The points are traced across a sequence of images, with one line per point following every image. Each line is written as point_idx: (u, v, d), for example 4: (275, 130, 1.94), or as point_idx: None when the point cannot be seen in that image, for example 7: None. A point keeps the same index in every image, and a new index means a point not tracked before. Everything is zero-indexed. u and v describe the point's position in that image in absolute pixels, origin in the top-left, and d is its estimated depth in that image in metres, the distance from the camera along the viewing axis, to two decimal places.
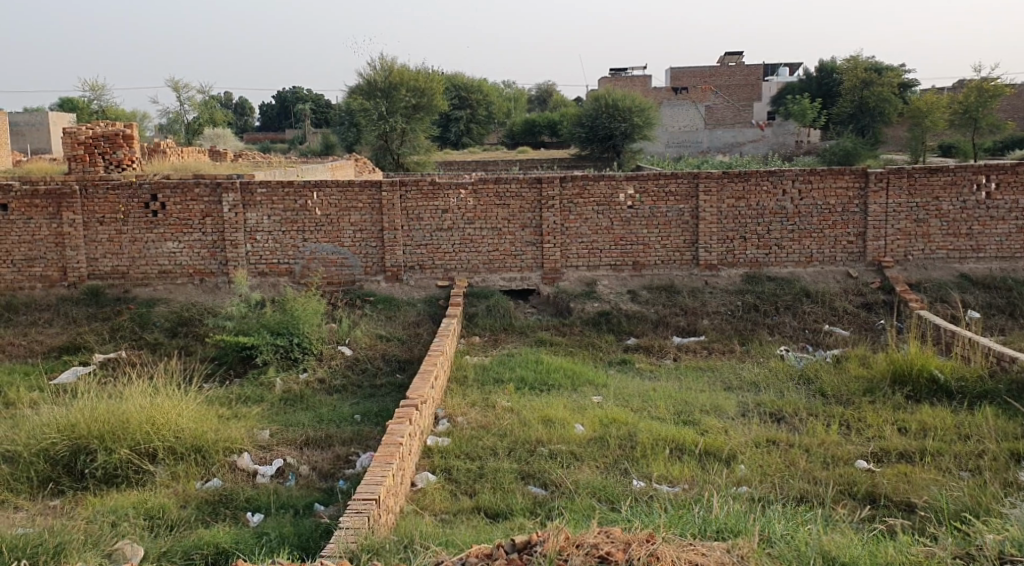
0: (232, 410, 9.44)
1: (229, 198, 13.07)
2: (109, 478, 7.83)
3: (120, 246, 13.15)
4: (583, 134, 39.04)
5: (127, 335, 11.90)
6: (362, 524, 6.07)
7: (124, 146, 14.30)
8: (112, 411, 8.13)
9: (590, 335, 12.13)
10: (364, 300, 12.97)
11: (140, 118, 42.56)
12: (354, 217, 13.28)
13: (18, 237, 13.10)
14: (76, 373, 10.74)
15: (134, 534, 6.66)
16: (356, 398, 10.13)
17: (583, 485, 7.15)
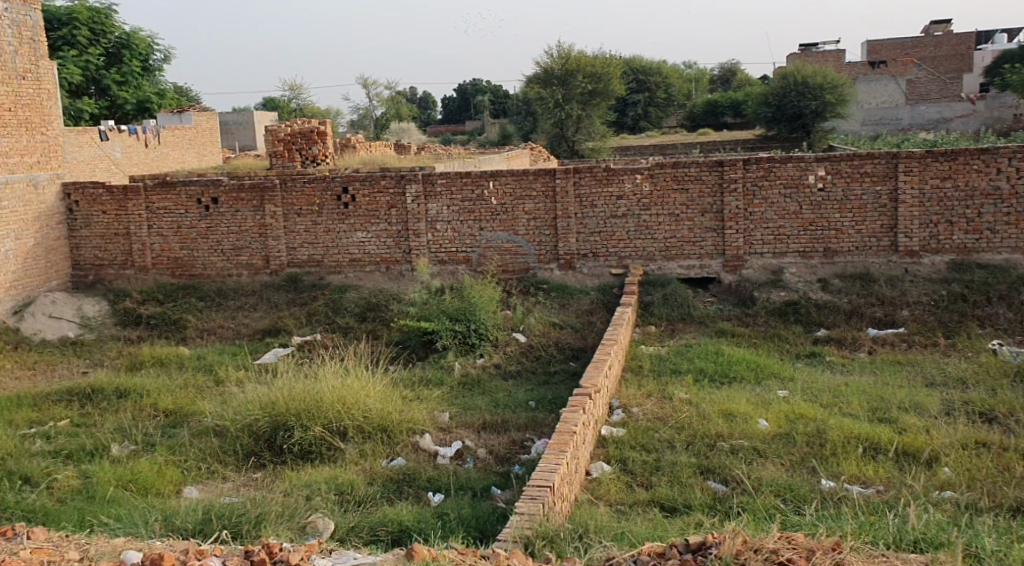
0: (415, 392, 9.76)
1: (412, 189, 13.50)
2: (305, 453, 8.29)
3: (315, 236, 13.95)
4: (770, 113, 37.86)
5: (322, 319, 12.61)
6: (538, 510, 6.04)
7: (318, 141, 15.11)
8: (308, 392, 8.64)
9: (776, 326, 11.56)
10: (538, 288, 13.06)
11: (334, 114, 45.04)
12: (529, 206, 13.36)
13: (227, 228, 14.19)
14: (277, 354, 11.53)
15: (325, 508, 6.99)
16: (532, 385, 10.19)
17: (765, 483, 6.82)
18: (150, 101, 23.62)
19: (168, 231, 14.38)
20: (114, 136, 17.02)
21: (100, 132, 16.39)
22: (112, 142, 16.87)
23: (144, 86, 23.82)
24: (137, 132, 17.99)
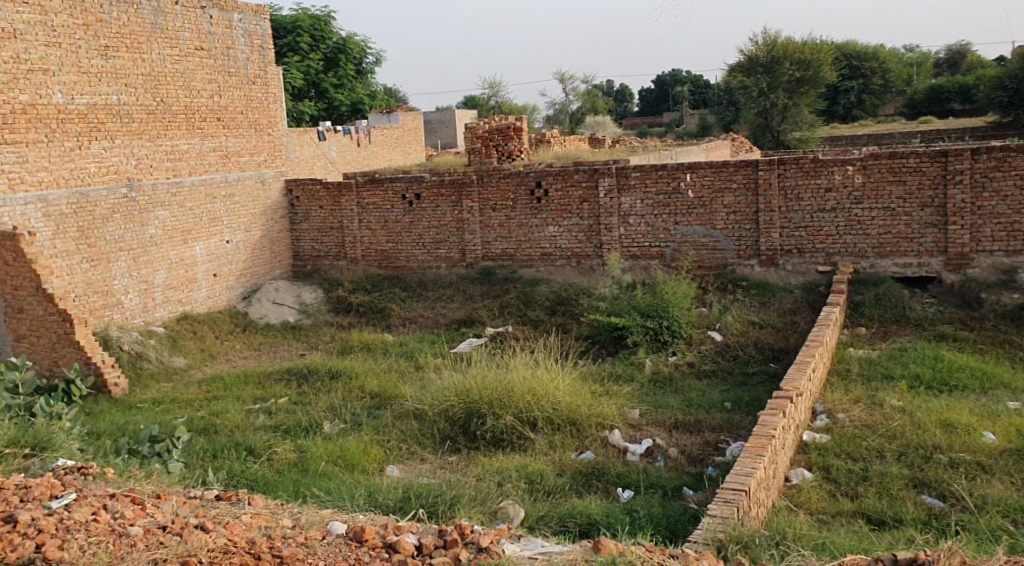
0: (605, 387, 9.71)
1: (606, 182, 13.45)
2: (496, 441, 8.47)
3: (509, 230, 14.23)
4: (1004, 97, 34.50)
5: (516, 311, 12.86)
6: (731, 513, 5.80)
7: (515, 137, 15.33)
8: (499, 381, 8.85)
9: (1007, 331, 10.50)
10: (736, 285, 12.62)
11: (532, 110, 45.72)
12: (728, 199, 12.91)
13: (428, 221, 14.79)
14: (472, 344, 11.90)
15: (516, 496, 7.09)
16: (727, 385, 9.86)
17: (990, 503, 6.20)
18: (362, 102, 25.01)
19: (375, 224, 15.19)
20: (330, 136, 18.18)
21: (318, 132, 17.57)
22: (328, 142, 18.03)
23: (357, 88, 25.20)
24: (350, 132, 19.09)
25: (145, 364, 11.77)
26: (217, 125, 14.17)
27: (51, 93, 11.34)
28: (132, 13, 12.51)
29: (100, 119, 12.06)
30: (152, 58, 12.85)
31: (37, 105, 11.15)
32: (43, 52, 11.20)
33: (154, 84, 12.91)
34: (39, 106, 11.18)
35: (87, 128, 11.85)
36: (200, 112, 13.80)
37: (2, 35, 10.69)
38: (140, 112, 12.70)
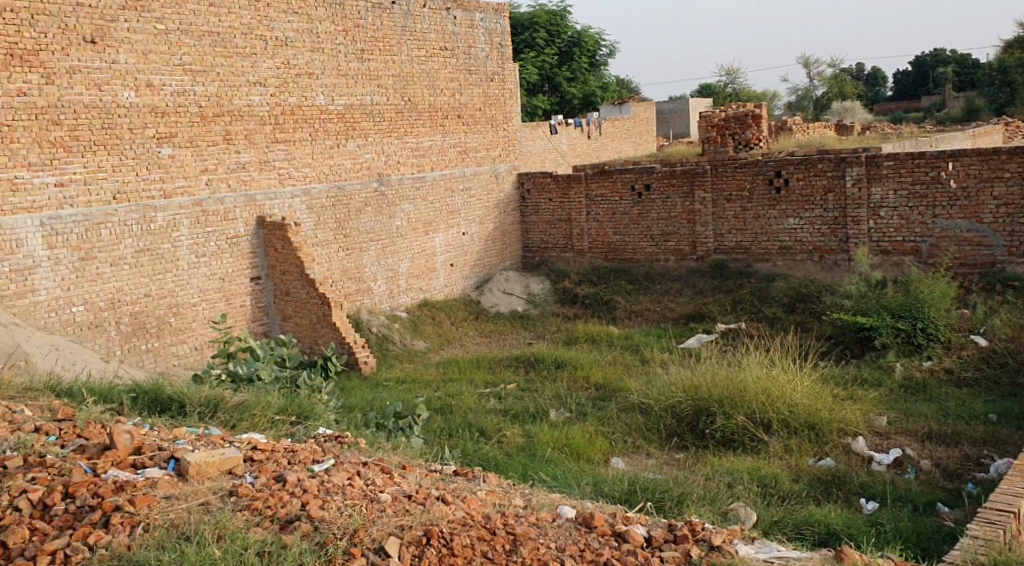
0: (848, 391, 9.15)
1: (853, 171, 12.66)
2: (727, 441, 8.26)
3: (745, 222, 13.83)
4: None
5: (749, 308, 12.45)
6: (995, 535, 5.24)
7: (753, 125, 14.74)
8: (730, 379, 8.62)
9: None
10: (1005, 286, 11.41)
11: (773, 97, 43.71)
12: (998, 189, 11.68)
13: (658, 214, 14.64)
14: (701, 340, 11.67)
15: (748, 498, 6.84)
16: (992, 396, 8.95)
17: None
18: (594, 95, 25.03)
19: (604, 216, 15.24)
20: (563, 129, 18.47)
21: (551, 126, 17.91)
22: (560, 135, 18.34)
23: (589, 81, 25.27)
24: (582, 125, 19.27)
25: (390, 346, 12.61)
26: (458, 121, 14.85)
27: (315, 95, 12.39)
28: (385, 17, 13.37)
29: (356, 118, 13.02)
30: (402, 60, 13.68)
31: (302, 107, 12.24)
32: (309, 57, 12.27)
33: (403, 84, 13.75)
34: (304, 108, 12.27)
35: (344, 127, 12.85)
36: (443, 109, 14.52)
37: (276, 43, 11.83)
38: (390, 110, 13.58)
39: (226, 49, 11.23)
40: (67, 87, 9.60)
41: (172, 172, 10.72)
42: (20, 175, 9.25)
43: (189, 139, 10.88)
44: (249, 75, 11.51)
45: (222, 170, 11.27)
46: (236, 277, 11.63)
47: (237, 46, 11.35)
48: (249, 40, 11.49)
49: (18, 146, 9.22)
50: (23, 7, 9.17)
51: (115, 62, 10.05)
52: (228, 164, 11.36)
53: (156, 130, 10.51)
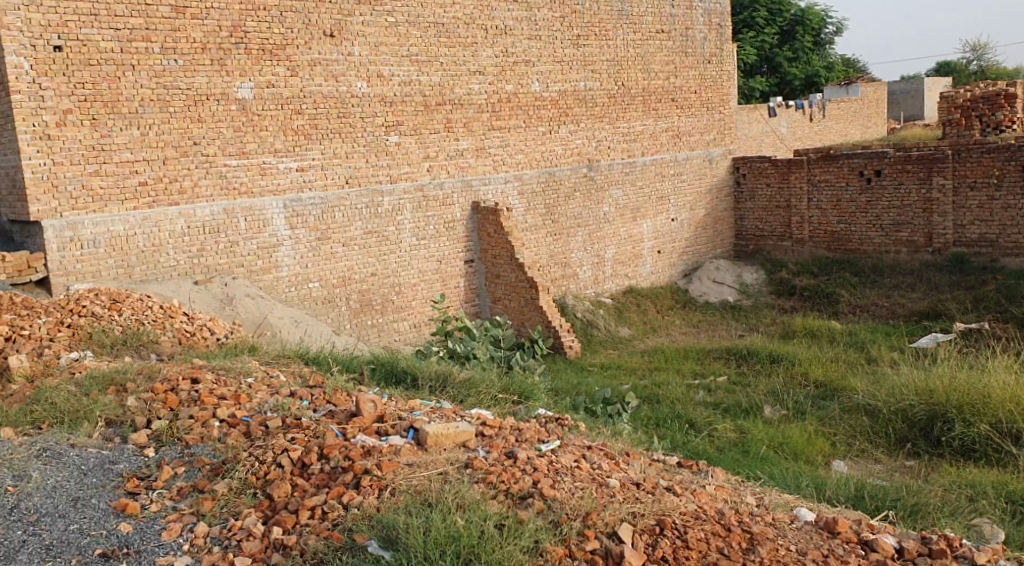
0: None
1: None
2: (966, 451, 7.61)
3: (991, 212, 12.78)
4: None
5: (993, 308, 11.42)
6: None
7: (1005, 106, 13.38)
8: (973, 384, 7.94)
9: None
10: None
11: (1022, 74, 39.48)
12: None
13: (888, 202, 13.73)
14: (937, 339, 10.82)
15: (994, 514, 6.24)
16: None
17: None
18: (818, 76, 23.68)
19: (827, 204, 14.48)
20: (782, 112, 17.66)
21: (770, 109, 17.17)
22: (779, 118, 17.55)
23: (813, 61, 24.01)
24: (804, 107, 18.32)
25: (595, 331, 12.69)
26: (672, 105, 14.57)
27: (530, 83, 12.59)
28: (602, 2, 13.34)
29: (570, 104, 13.10)
30: (617, 44, 13.60)
31: (519, 94, 12.48)
32: (526, 45, 12.48)
33: (618, 69, 13.66)
34: (521, 95, 12.51)
35: (558, 113, 12.97)
36: (657, 94, 14.30)
37: (496, 32, 12.12)
38: (604, 96, 13.54)
39: (450, 39, 11.64)
40: (308, 78, 10.34)
41: (398, 159, 11.29)
42: (268, 160, 10.09)
43: (414, 127, 11.40)
44: (470, 65, 11.88)
45: (442, 157, 11.73)
46: (452, 259, 12.09)
47: (460, 36, 11.73)
48: (471, 29, 11.84)
49: (266, 133, 10.05)
50: (273, 5, 9.96)
51: (351, 55, 10.70)
52: (448, 151, 11.80)
53: (385, 119, 11.10)
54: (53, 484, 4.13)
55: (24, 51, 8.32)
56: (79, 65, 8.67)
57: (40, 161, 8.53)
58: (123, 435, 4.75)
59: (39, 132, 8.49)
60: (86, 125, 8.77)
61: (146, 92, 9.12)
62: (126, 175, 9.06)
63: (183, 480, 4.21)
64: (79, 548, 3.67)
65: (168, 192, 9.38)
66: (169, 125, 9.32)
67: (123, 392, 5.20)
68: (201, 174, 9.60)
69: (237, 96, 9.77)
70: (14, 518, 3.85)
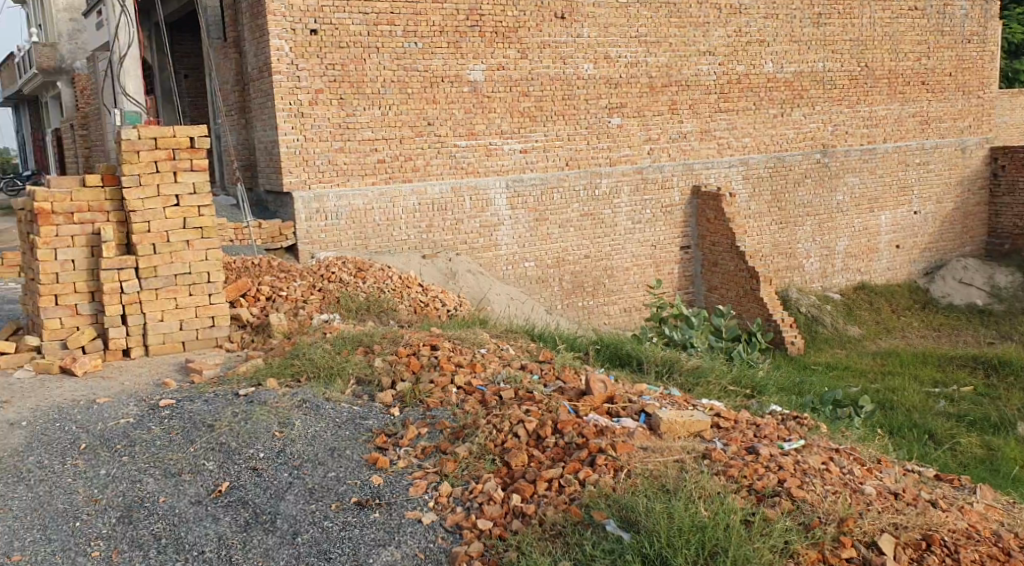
0: None
1: None
2: None
3: None
4: None
5: None
6: None
7: None
8: None
9: None
10: None
11: None
12: None
13: None
14: None
15: None
16: None
17: None
18: None
19: None
20: None
21: None
22: None
23: None
24: None
25: (820, 328, 12.01)
26: (921, 89, 13.42)
27: (764, 64, 12.03)
28: None
29: (805, 86, 12.40)
30: (864, 23, 12.70)
31: (751, 75, 11.96)
32: (762, 24, 11.92)
33: (862, 49, 12.75)
34: (752, 76, 11.98)
35: (792, 95, 12.31)
36: (904, 76, 13.21)
37: (730, 11, 11.66)
38: (844, 78, 12.69)
39: (681, 19, 11.35)
40: (537, 60, 10.46)
41: (619, 141, 11.20)
42: (494, 141, 10.33)
43: (638, 109, 11.24)
44: (701, 45, 11.52)
45: (665, 139, 11.50)
46: (669, 245, 11.87)
47: (693, 15, 11.40)
48: (705, 9, 11.47)
49: (494, 115, 10.29)
50: None
51: (580, 36, 10.70)
52: (672, 133, 11.55)
53: (609, 101, 11.03)
54: (313, 433, 4.44)
55: (285, 35, 9.02)
56: (331, 48, 9.28)
57: (294, 138, 9.23)
58: (370, 393, 5.01)
59: (294, 110, 9.19)
60: (334, 105, 9.37)
61: (388, 73, 9.60)
62: (367, 152, 9.60)
63: (426, 441, 4.36)
64: (337, 494, 3.92)
65: (403, 169, 9.85)
66: (407, 105, 9.77)
67: (369, 352, 5.49)
68: (433, 154, 10.00)
69: (469, 78, 10.06)
70: (281, 461, 4.18)
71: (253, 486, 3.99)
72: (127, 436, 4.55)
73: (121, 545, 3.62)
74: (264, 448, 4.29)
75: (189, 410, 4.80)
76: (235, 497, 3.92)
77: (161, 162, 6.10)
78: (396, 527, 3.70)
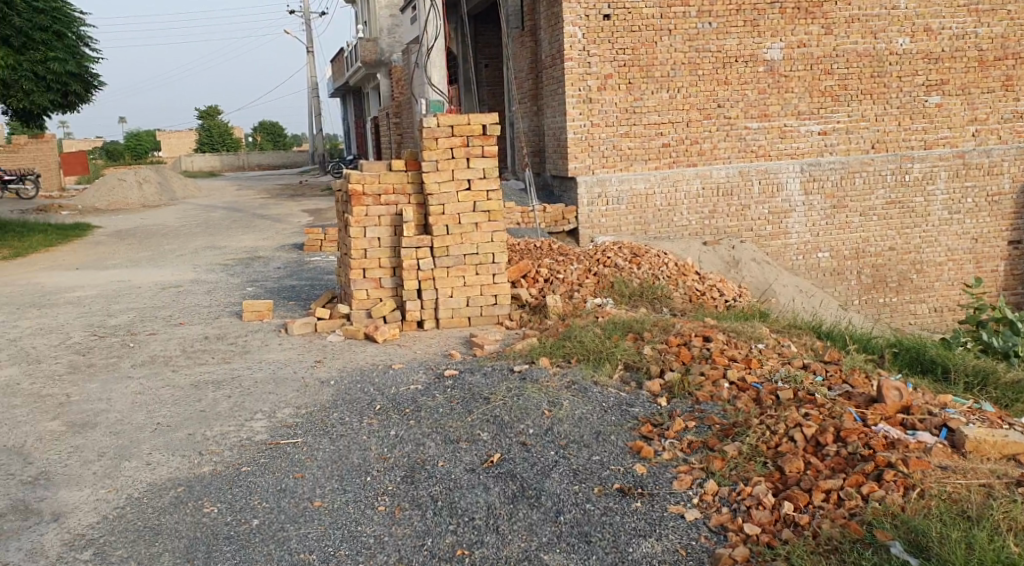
0: None
1: None
2: None
3: None
4: None
5: None
6: None
7: None
8: None
9: None
10: None
11: None
12: None
13: None
14: None
15: None
16: None
17: None
18: None
19: None
20: None
21: None
22: None
23: None
24: None
25: None
26: None
27: None
28: None
29: None
30: None
31: None
32: None
33: None
34: None
35: None
36: None
37: None
38: None
39: None
40: (844, 36, 9.81)
41: (938, 122, 10.14)
42: (790, 122, 9.93)
43: (963, 86, 10.09)
44: None
45: (993, 120, 10.24)
46: (992, 239, 10.54)
47: None
48: None
49: (791, 96, 9.86)
50: None
51: (895, 8, 9.85)
52: (1004, 113, 10.25)
53: (927, 78, 10.04)
54: (580, 415, 4.47)
55: (579, 21, 9.36)
56: (622, 33, 9.47)
57: (581, 123, 9.59)
58: (638, 380, 4.94)
59: (583, 96, 9.54)
60: (622, 89, 9.58)
61: (679, 55, 9.60)
62: (652, 136, 9.74)
63: (693, 435, 4.21)
64: (601, 478, 3.91)
65: (688, 153, 9.85)
66: (697, 87, 9.70)
67: (640, 339, 5.42)
68: (720, 137, 9.87)
69: (765, 57, 9.74)
70: (549, 440, 4.25)
71: (522, 460, 4.10)
72: (414, 401, 4.88)
73: (402, 502, 3.87)
74: (534, 424, 4.40)
75: (469, 382, 5.04)
76: (505, 469, 4.04)
77: (457, 148, 6.45)
78: (658, 519, 3.61)
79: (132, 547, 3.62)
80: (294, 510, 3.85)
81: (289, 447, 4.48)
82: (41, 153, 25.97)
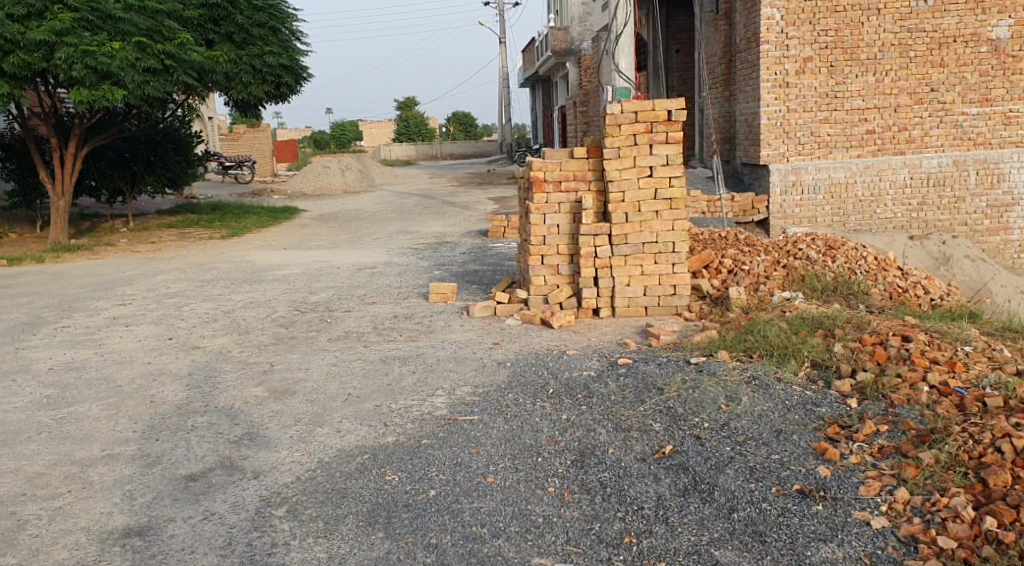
0: None
1: None
2: None
3: None
4: None
5: None
6: None
7: None
8: None
9: None
10: None
11: None
12: None
13: None
14: None
15: None
16: None
17: None
18: None
19: None
20: None
21: None
22: None
23: None
24: None
25: None
26: None
27: None
28: None
29: None
30: None
31: None
32: None
33: None
34: None
35: None
36: None
37: None
38: None
39: None
40: None
41: None
42: (1016, 107, 9.63)
43: None
44: None
45: None
46: None
47: None
48: None
49: (1019, 78, 9.57)
50: None
51: None
52: None
53: None
54: (760, 412, 4.30)
55: (777, 3, 9.47)
56: (824, 14, 9.51)
57: (777, 108, 9.69)
58: (826, 379, 4.69)
59: (779, 80, 9.64)
60: (823, 73, 9.62)
61: (889, 36, 9.52)
62: (855, 123, 9.70)
63: (885, 440, 3.94)
64: (779, 478, 3.74)
65: (895, 141, 9.71)
66: (907, 71, 9.58)
67: (830, 337, 5.13)
68: (933, 123, 9.67)
69: (989, 36, 9.48)
70: (725, 435, 4.13)
71: (694, 453, 4.01)
72: (588, 387, 4.89)
73: (572, 486, 3.89)
74: (710, 419, 4.29)
75: (644, 371, 4.99)
76: (677, 461, 3.96)
77: (640, 135, 6.38)
78: (840, 524, 3.41)
79: (320, 507, 3.86)
80: (468, 484, 3.96)
81: (466, 423, 4.62)
82: (258, 141, 28.20)
